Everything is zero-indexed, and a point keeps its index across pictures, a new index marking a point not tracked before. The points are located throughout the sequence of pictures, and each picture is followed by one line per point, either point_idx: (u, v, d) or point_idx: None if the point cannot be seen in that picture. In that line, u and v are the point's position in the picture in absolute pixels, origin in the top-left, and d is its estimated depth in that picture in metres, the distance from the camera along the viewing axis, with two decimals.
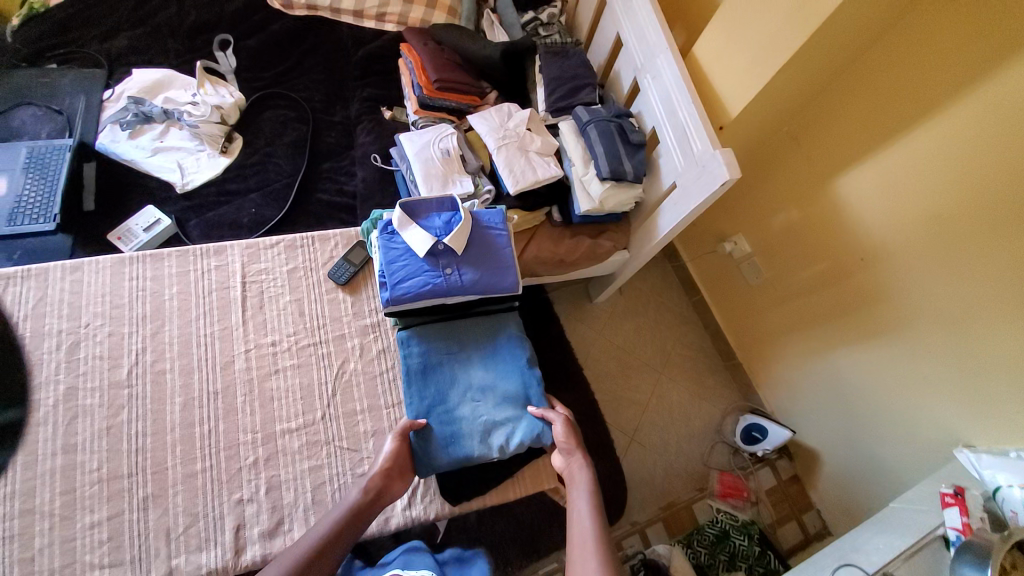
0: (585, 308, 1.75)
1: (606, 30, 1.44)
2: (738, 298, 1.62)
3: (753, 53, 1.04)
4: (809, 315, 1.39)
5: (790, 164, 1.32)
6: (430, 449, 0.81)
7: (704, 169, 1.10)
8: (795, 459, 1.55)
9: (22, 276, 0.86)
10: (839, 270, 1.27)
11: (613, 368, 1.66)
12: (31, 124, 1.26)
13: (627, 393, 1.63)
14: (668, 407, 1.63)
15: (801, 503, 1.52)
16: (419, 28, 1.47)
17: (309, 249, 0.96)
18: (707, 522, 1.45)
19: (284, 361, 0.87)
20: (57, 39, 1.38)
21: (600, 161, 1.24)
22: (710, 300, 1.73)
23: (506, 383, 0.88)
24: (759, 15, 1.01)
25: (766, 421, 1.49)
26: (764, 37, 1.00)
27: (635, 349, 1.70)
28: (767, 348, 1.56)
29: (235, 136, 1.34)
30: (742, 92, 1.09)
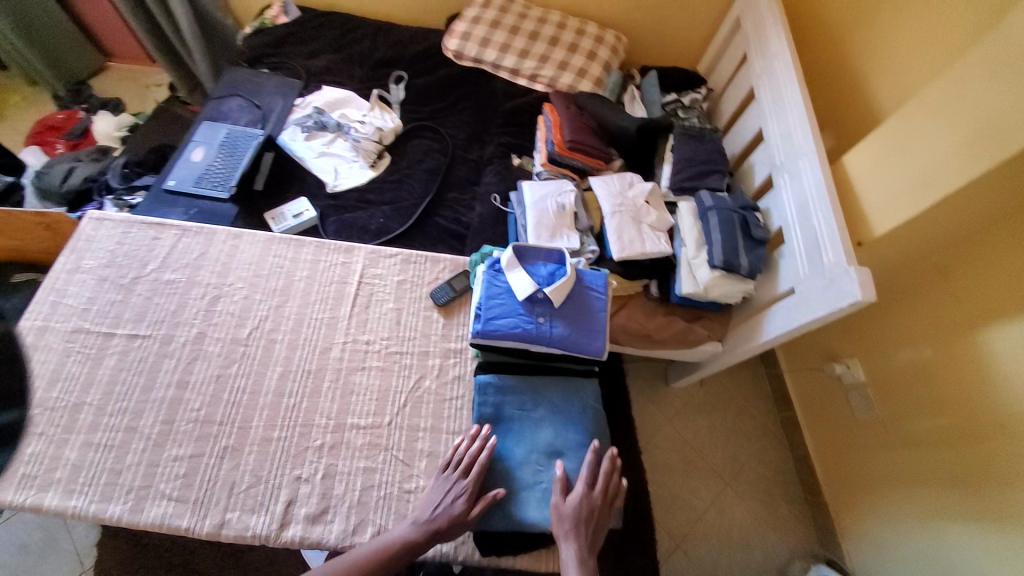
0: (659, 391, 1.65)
1: (749, 125, 1.45)
2: (837, 430, 1.43)
3: (913, 176, 0.96)
4: (924, 471, 1.18)
5: (934, 298, 1.16)
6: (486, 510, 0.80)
7: (831, 284, 1.02)
8: None
9: (196, 231, 1.02)
10: (975, 433, 1.07)
11: (675, 462, 1.53)
12: (235, 112, 1.56)
13: (684, 492, 1.49)
14: (726, 525, 1.45)
15: None
16: (565, 93, 1.60)
17: (421, 266, 1.03)
18: None
19: (371, 361, 0.93)
20: (274, 51, 1.71)
21: (714, 249, 1.22)
22: (804, 421, 1.54)
23: (575, 454, 0.86)
24: (927, 138, 0.94)
25: None
26: (931, 163, 0.93)
27: (705, 449, 1.56)
28: (863, 495, 1.34)
29: (383, 155, 1.52)
30: (891, 211, 1.00)
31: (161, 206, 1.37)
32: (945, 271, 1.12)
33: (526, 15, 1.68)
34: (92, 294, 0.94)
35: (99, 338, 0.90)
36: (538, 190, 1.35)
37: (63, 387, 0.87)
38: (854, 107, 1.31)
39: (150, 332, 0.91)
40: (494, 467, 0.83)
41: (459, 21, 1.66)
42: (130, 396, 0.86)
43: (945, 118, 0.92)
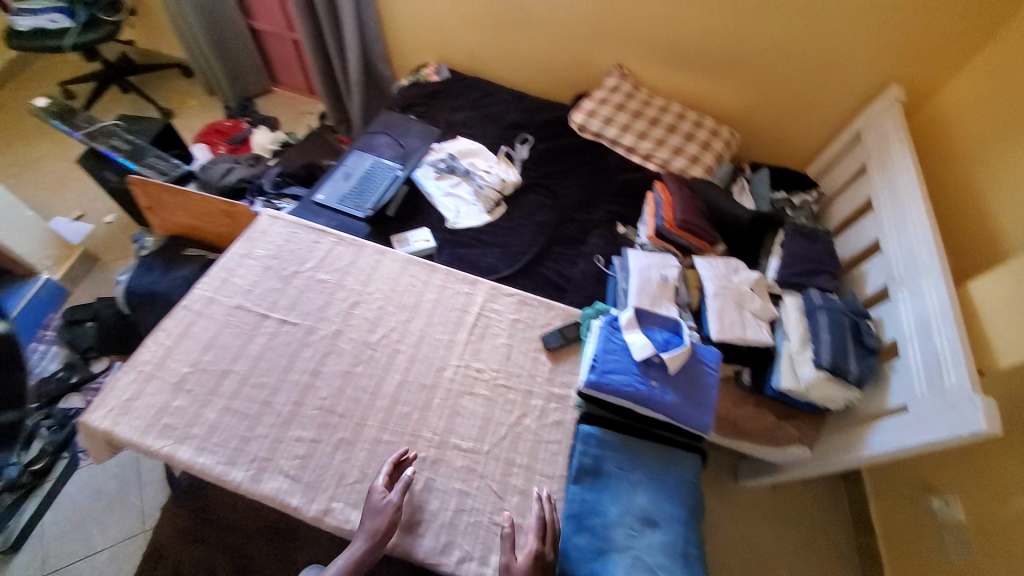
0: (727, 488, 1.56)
1: (864, 233, 1.45)
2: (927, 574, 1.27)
3: None
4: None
5: None
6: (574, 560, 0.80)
7: (952, 409, 0.97)
8: None
9: (349, 242, 1.17)
10: None
11: (737, 569, 1.42)
12: (381, 147, 1.80)
13: None
14: None
15: None
16: (678, 176, 1.69)
17: (535, 310, 1.10)
18: None
19: (480, 387, 0.98)
20: (422, 103, 1.97)
21: (821, 350, 1.21)
22: (887, 558, 1.39)
23: (669, 527, 0.85)
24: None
25: None
26: None
27: (772, 563, 1.43)
28: None
29: (500, 204, 1.66)
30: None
31: (308, 214, 1.57)
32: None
33: (649, 103, 1.84)
34: (257, 278, 1.09)
35: (255, 317, 1.03)
36: (643, 259, 1.39)
37: (216, 353, 0.98)
38: (981, 235, 1.29)
39: (298, 321, 1.03)
40: (586, 520, 0.84)
41: (587, 100, 1.84)
42: (270, 373, 0.96)
43: None
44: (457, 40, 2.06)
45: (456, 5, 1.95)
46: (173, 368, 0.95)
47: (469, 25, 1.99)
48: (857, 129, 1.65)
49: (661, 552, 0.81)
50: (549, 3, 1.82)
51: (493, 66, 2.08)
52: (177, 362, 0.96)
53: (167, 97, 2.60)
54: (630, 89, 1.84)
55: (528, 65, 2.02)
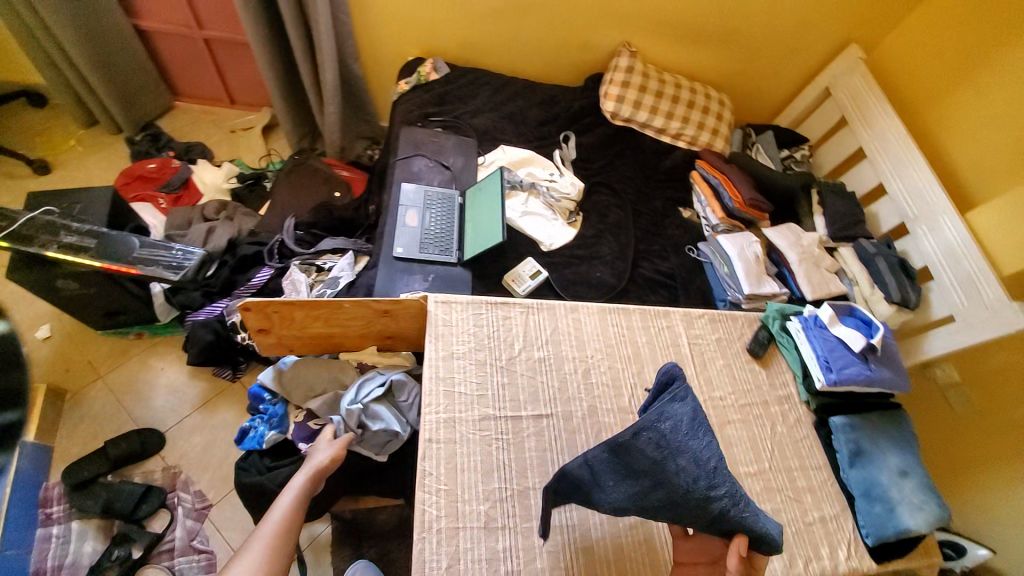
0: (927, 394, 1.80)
1: (864, 179, 1.81)
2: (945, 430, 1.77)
3: None
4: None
5: None
6: (891, 530, 0.98)
7: (996, 313, 1.37)
8: None
9: (538, 308, 1.10)
10: None
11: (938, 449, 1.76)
12: (426, 172, 1.59)
13: (966, 476, 1.68)
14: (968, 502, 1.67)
15: None
16: (711, 151, 1.85)
17: (727, 324, 1.20)
18: None
19: (731, 414, 1.07)
20: (439, 110, 1.75)
21: (890, 288, 1.50)
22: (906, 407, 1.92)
23: (919, 471, 1.06)
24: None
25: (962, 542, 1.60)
26: None
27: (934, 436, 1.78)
28: (971, 475, 1.68)
29: (578, 215, 1.64)
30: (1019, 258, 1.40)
31: (400, 275, 1.38)
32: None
33: (662, 81, 1.87)
34: (478, 377, 0.98)
35: (508, 422, 0.95)
36: (737, 245, 1.54)
37: (499, 476, 0.89)
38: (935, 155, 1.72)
39: (551, 411, 0.98)
40: (874, 492, 1.01)
41: (611, 84, 1.82)
42: None
43: None
44: (447, 29, 1.81)
45: None
46: (471, 513, 0.85)
47: (462, 10, 1.75)
48: (826, 85, 1.97)
49: (927, 491, 1.03)
50: None
51: (491, 55, 1.91)
52: (470, 504, 0.85)
53: (32, 145, 1.88)
54: (642, 67, 1.85)
55: (529, 50, 1.89)
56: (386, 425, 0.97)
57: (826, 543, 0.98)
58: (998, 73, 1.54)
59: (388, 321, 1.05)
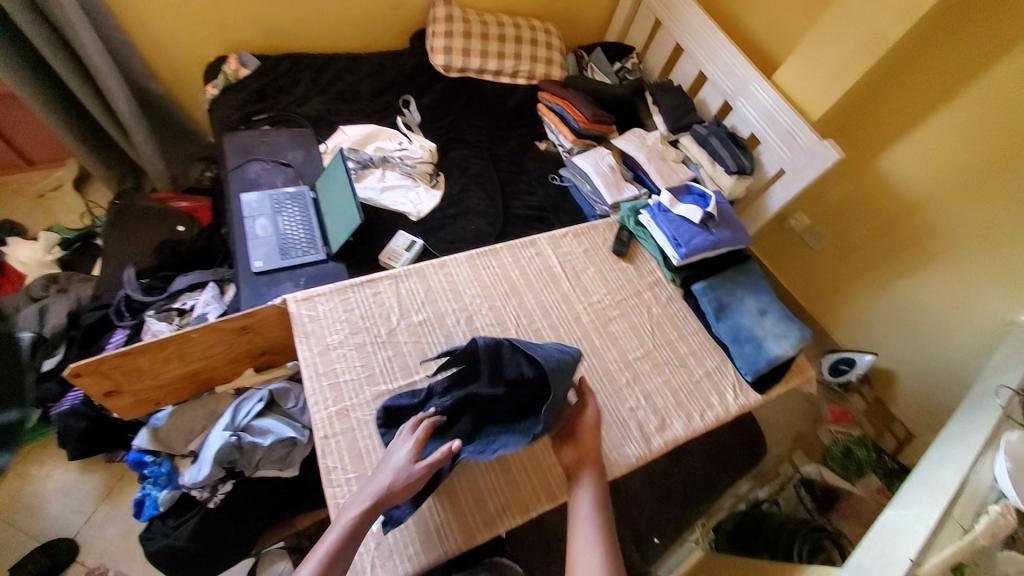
0: (789, 246, 2.05)
1: (688, 71, 1.95)
2: (813, 268, 1.99)
3: (827, 77, 1.53)
4: (875, 260, 1.80)
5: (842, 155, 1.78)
6: (761, 363, 1.10)
7: (812, 155, 1.55)
8: (875, 384, 1.90)
9: (407, 274, 1.09)
10: (892, 222, 1.73)
11: (809, 289, 2.03)
12: (265, 175, 1.49)
13: (834, 300, 1.95)
14: (841, 321, 1.95)
15: (886, 417, 1.86)
16: (549, 81, 1.90)
17: (589, 235, 1.28)
18: (831, 442, 1.75)
19: (611, 311, 1.16)
20: (260, 106, 1.61)
21: (727, 162, 1.67)
22: (774, 269, 2.14)
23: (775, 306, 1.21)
24: (827, 50, 1.51)
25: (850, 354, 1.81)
26: (836, 65, 1.50)
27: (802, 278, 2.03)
28: (837, 300, 1.94)
29: (439, 174, 1.62)
30: (819, 100, 1.57)
31: (269, 289, 1.30)
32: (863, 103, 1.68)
33: (485, 23, 1.85)
34: (362, 358, 0.97)
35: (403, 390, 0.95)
36: (591, 160, 1.63)
37: None
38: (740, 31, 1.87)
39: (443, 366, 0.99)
40: (741, 335, 1.14)
41: (435, 37, 1.78)
42: None
43: (833, 32, 1.48)
44: (242, 20, 1.64)
45: None
46: None
47: None
48: None
49: (784, 320, 1.18)
50: None
51: (301, 37, 1.77)
52: None
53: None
54: (462, 13, 1.81)
55: (341, 22, 1.78)
56: (278, 435, 0.91)
57: (715, 393, 1.10)
58: None
59: (254, 337, 1.00)
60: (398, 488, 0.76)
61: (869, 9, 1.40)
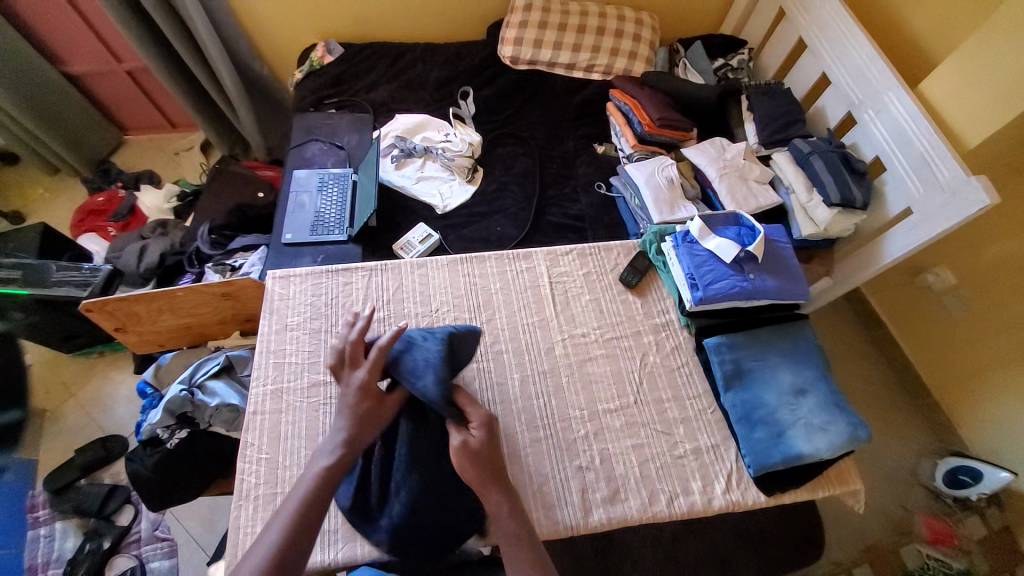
0: (919, 305, 1.58)
1: (807, 72, 1.56)
2: (946, 343, 1.53)
3: (1001, 91, 1.08)
4: None
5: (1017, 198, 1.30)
6: (772, 457, 0.86)
7: (953, 195, 1.12)
8: (1008, 509, 1.40)
9: (382, 269, 1.06)
10: None
11: (936, 366, 1.56)
12: (319, 156, 1.59)
13: (971, 387, 1.48)
14: (981, 414, 1.46)
15: (1017, 558, 1.37)
16: (626, 77, 1.68)
17: (598, 257, 1.10)
18: (919, 569, 1.34)
19: (594, 349, 0.99)
20: (334, 91, 1.73)
21: (828, 190, 1.29)
22: (891, 332, 1.69)
23: (819, 388, 0.93)
24: (1008, 57, 1.07)
25: (978, 463, 1.39)
26: (1020, 75, 1.05)
27: (932, 352, 1.57)
28: (977, 389, 1.47)
29: (478, 169, 1.56)
30: (983, 123, 1.12)
31: (291, 261, 1.39)
32: None
33: (566, 11, 1.70)
34: (311, 346, 0.96)
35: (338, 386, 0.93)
36: (645, 170, 1.40)
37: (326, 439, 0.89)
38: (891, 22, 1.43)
39: None
40: (756, 415, 0.90)
41: (508, 27, 1.70)
42: None
43: (1022, 28, 1.04)
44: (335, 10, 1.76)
45: None
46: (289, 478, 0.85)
47: None
48: None
49: (825, 408, 0.90)
50: None
51: (386, 24, 1.83)
52: (289, 471, 0.85)
53: (6, 198, 2.01)
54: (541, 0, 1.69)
55: (423, 12, 1.80)
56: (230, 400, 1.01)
57: (698, 478, 0.88)
58: None
59: (236, 302, 1.09)
60: (372, 408, 0.76)
61: None
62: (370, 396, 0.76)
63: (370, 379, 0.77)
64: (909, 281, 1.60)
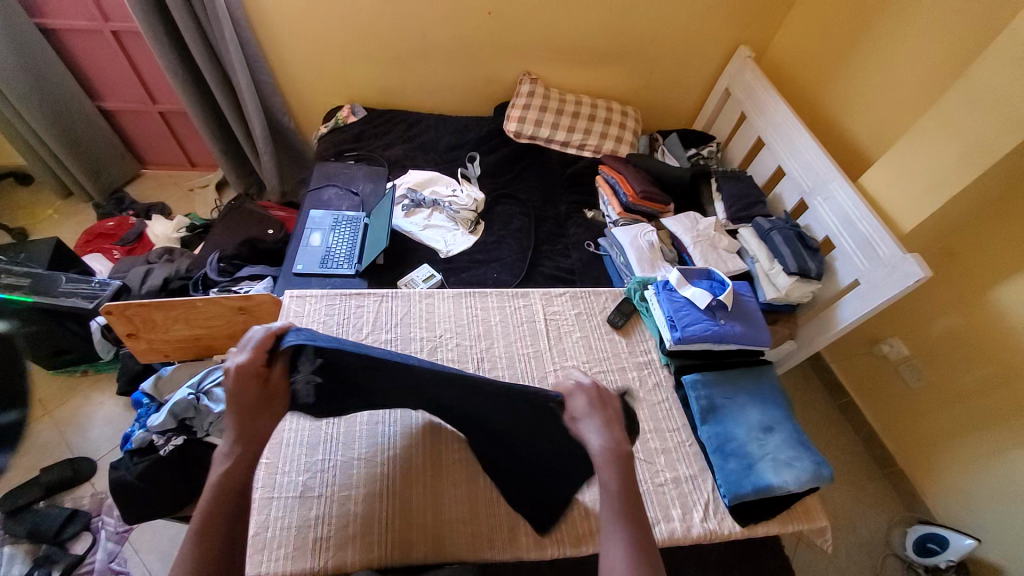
0: (876, 372, 1.73)
1: (766, 164, 1.84)
2: (902, 409, 1.66)
3: (922, 188, 1.32)
4: (980, 421, 1.45)
5: (947, 278, 1.49)
6: (745, 487, 0.93)
7: (892, 269, 1.30)
8: None
9: (393, 296, 1.16)
10: (1008, 373, 1.38)
11: (895, 431, 1.68)
12: (335, 199, 1.73)
13: (928, 453, 1.59)
14: (942, 478, 1.56)
15: None
16: (613, 155, 1.94)
17: (588, 300, 1.23)
18: None
19: (582, 380, 1.07)
20: (354, 146, 1.92)
21: (787, 260, 1.47)
22: (851, 397, 1.82)
23: (784, 427, 1.02)
24: (923, 163, 1.31)
25: (941, 530, 1.45)
26: (934, 176, 1.29)
27: (890, 417, 1.70)
28: (935, 454, 1.57)
29: (480, 222, 1.72)
30: (912, 212, 1.35)
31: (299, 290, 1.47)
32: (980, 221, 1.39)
33: (564, 99, 1.98)
34: None
35: None
36: (629, 234, 1.58)
37: (325, 449, 0.93)
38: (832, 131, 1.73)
39: None
40: (729, 448, 0.98)
41: (513, 107, 1.97)
42: (395, 444, 0.94)
43: (931, 141, 1.29)
44: (363, 80, 2.00)
45: (353, 44, 1.88)
46: (287, 485, 0.88)
47: (372, 60, 1.94)
48: (726, 86, 2.04)
49: (791, 445, 0.99)
50: (451, 28, 1.87)
51: (406, 95, 2.08)
52: (287, 477, 0.89)
53: (14, 216, 2.06)
54: (543, 89, 1.98)
55: (440, 88, 2.07)
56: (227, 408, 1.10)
57: (678, 506, 0.93)
58: (872, 51, 1.59)
59: (249, 317, 1.16)
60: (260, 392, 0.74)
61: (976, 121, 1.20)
62: (252, 383, 0.74)
63: (252, 362, 0.74)
64: (866, 350, 1.77)
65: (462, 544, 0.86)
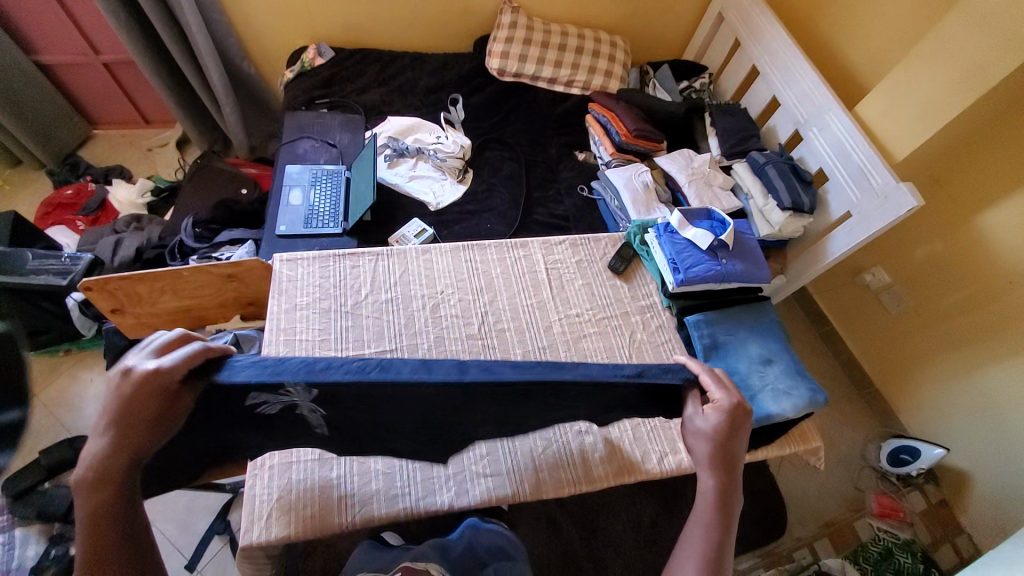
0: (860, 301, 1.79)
1: (760, 94, 1.77)
2: (883, 333, 1.74)
3: (918, 114, 1.29)
4: (957, 341, 1.54)
5: (934, 205, 1.51)
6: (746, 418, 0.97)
7: (886, 199, 1.30)
8: (942, 484, 1.62)
9: (388, 254, 1.12)
10: (987, 295, 1.45)
11: (875, 355, 1.77)
12: (311, 152, 1.62)
13: (906, 374, 1.69)
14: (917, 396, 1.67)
15: (951, 526, 1.58)
16: (603, 92, 1.84)
17: (588, 247, 1.21)
18: (870, 539, 1.52)
19: (587, 328, 1.08)
20: (325, 92, 1.77)
21: (781, 195, 1.46)
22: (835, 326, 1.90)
23: (781, 359, 1.06)
24: (921, 87, 1.27)
25: (914, 442, 1.56)
26: (933, 101, 1.25)
27: (873, 342, 1.78)
28: (911, 375, 1.68)
29: (468, 171, 1.65)
30: (907, 141, 1.33)
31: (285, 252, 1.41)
32: (971, 146, 1.39)
33: (548, 30, 1.84)
34: (321, 324, 1.00)
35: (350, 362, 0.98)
36: (623, 175, 1.54)
37: None
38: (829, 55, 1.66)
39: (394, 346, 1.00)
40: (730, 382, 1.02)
41: (495, 41, 1.82)
42: None
43: (931, 63, 1.25)
44: (327, 15, 1.81)
45: None
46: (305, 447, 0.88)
47: None
48: (719, 9, 1.91)
49: (789, 375, 1.03)
50: None
51: (375, 32, 1.90)
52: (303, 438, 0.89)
53: None
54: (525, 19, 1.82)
55: (413, 22, 1.89)
56: None
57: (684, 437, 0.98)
58: None
59: (239, 283, 1.12)
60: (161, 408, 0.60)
61: (978, 39, 1.16)
62: (154, 399, 0.59)
63: (169, 375, 0.59)
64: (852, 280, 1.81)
65: (483, 489, 0.89)
